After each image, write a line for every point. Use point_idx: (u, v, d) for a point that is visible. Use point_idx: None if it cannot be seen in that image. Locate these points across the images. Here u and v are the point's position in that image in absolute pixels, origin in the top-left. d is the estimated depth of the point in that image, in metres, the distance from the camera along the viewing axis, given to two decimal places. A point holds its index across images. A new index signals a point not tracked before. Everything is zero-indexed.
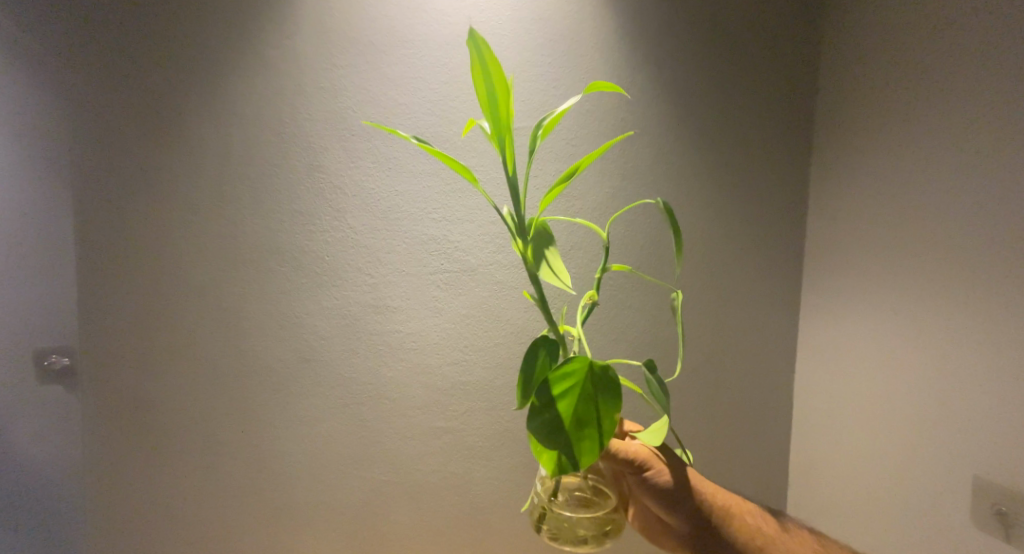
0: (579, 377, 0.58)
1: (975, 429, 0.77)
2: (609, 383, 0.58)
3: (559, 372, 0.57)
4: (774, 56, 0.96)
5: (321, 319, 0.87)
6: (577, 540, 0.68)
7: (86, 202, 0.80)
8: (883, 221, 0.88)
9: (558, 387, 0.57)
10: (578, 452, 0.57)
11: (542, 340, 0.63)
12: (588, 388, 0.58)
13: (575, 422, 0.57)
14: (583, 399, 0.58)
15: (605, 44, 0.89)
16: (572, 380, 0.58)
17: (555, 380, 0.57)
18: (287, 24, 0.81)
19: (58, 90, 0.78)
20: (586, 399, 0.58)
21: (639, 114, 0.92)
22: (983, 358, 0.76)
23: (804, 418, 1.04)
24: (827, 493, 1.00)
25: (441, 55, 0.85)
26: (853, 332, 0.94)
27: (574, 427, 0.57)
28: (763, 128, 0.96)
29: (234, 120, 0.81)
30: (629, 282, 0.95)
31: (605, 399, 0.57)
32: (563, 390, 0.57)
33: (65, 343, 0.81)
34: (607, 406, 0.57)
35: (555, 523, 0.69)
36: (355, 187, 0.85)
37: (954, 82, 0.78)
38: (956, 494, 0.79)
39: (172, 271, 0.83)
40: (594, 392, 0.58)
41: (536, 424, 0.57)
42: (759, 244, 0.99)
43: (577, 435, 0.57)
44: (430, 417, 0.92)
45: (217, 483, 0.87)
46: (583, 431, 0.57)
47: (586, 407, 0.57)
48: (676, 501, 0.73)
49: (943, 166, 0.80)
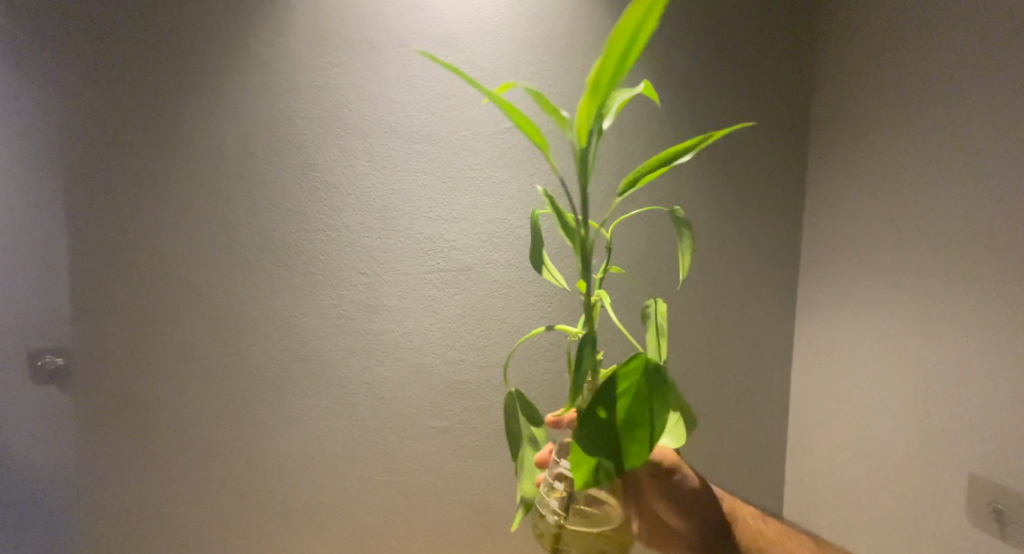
0: (636, 376, 0.51)
1: (973, 428, 0.77)
2: (665, 386, 0.51)
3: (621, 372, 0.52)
4: (771, 55, 0.96)
5: (315, 319, 0.86)
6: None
7: (81, 200, 0.79)
8: (880, 220, 0.88)
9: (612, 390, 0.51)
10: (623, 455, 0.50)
11: (587, 340, 0.56)
12: (643, 389, 0.51)
13: (628, 426, 0.50)
14: (638, 402, 0.51)
15: (602, 42, 0.89)
16: (629, 381, 0.51)
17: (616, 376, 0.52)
18: (281, 22, 0.81)
19: (51, 88, 0.77)
20: (643, 402, 0.51)
21: (636, 112, 0.91)
22: (980, 356, 0.76)
23: (801, 416, 1.04)
24: (824, 492, 1.00)
25: (436, 52, 0.84)
26: (850, 331, 0.94)
27: (624, 431, 0.50)
28: (761, 126, 0.97)
29: (228, 118, 0.81)
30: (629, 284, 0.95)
31: (658, 400, 0.51)
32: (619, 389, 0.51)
33: (58, 343, 0.81)
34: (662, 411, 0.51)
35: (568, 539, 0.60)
36: (349, 186, 0.85)
37: (949, 80, 0.78)
38: (953, 492, 0.80)
39: (167, 270, 0.82)
40: (650, 395, 0.51)
41: (581, 427, 0.51)
42: (757, 243, 0.99)
43: (625, 437, 0.50)
44: (426, 417, 0.91)
45: (213, 483, 0.87)
46: (634, 433, 0.50)
47: (641, 411, 0.50)
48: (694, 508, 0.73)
49: (939, 164, 0.80)
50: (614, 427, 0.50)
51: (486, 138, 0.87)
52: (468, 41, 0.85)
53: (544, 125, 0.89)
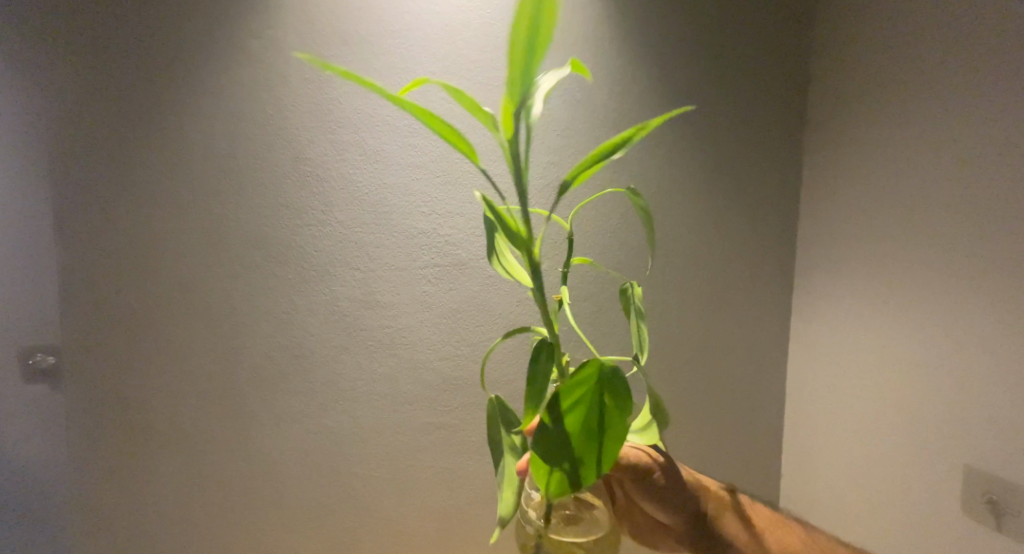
0: (589, 385, 0.50)
1: (970, 420, 0.76)
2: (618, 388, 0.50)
3: (571, 380, 0.50)
4: (767, 48, 0.95)
5: (309, 316, 0.86)
6: None
7: (72, 198, 0.78)
8: (875, 213, 0.88)
9: (563, 402, 0.49)
10: (582, 466, 0.49)
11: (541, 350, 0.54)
12: (596, 396, 0.50)
13: (589, 438, 0.49)
14: (591, 411, 0.50)
15: (596, 32, 0.88)
16: (583, 389, 0.50)
17: (567, 389, 0.49)
18: (270, 15, 0.79)
19: (38, 83, 0.76)
20: (597, 408, 0.50)
21: (631, 103, 0.90)
22: (976, 347, 0.75)
23: (798, 410, 1.04)
24: (821, 485, 1.00)
25: (429, 44, 0.84)
26: (846, 324, 0.94)
27: (584, 441, 0.49)
28: (756, 120, 0.96)
29: (218, 112, 0.80)
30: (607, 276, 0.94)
31: (610, 404, 0.50)
32: (573, 400, 0.50)
33: (50, 342, 0.80)
34: (615, 412, 0.50)
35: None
36: (342, 180, 0.84)
37: (947, 69, 0.77)
38: (947, 484, 0.80)
39: (160, 266, 0.81)
40: (607, 401, 0.50)
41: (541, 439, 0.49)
42: (753, 236, 0.99)
43: (582, 447, 0.49)
44: (422, 413, 0.91)
45: (210, 481, 0.87)
46: (592, 442, 0.49)
47: (600, 420, 0.50)
48: (673, 499, 0.72)
49: (935, 155, 0.79)
50: (571, 438, 0.49)
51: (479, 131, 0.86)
52: (461, 32, 0.84)
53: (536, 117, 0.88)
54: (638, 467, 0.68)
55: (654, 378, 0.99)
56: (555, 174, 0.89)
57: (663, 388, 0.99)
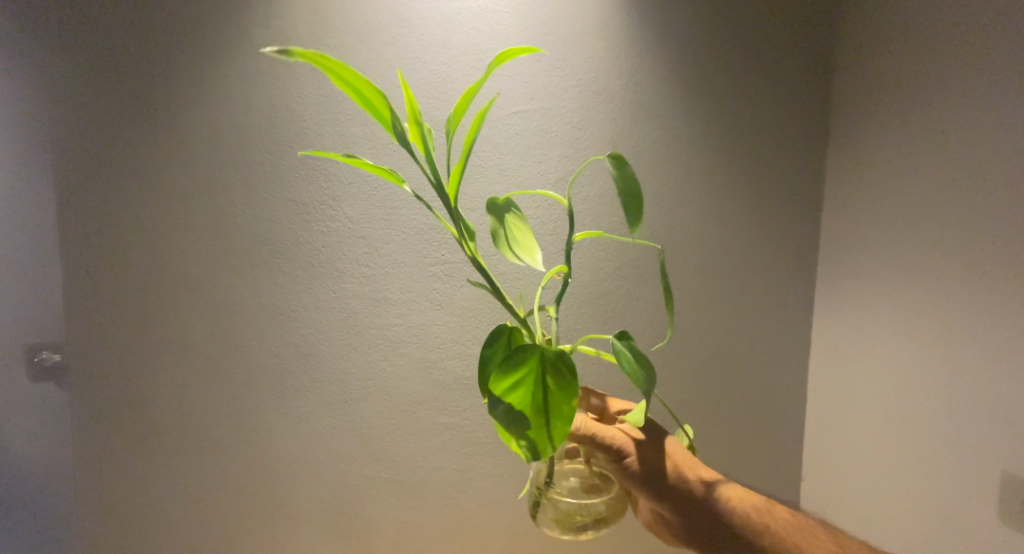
0: (531, 367, 0.52)
1: (1006, 424, 0.73)
2: (565, 371, 0.53)
3: (509, 362, 0.52)
4: (789, 37, 0.92)
5: (319, 314, 0.84)
6: (574, 526, 0.64)
7: (75, 193, 0.76)
8: (902, 208, 0.85)
9: (506, 381, 0.52)
10: (540, 439, 0.52)
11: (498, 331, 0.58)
12: (539, 378, 0.52)
13: (538, 411, 0.52)
14: (536, 389, 0.52)
15: (612, 21, 0.85)
16: (523, 370, 0.52)
17: (505, 370, 0.52)
18: (278, 4, 0.77)
19: (40, 76, 0.74)
20: (541, 389, 0.52)
21: (646, 96, 0.88)
22: (1012, 348, 0.72)
23: (820, 411, 1.01)
24: (844, 488, 0.97)
25: (440, 33, 0.81)
26: (871, 323, 0.91)
27: (534, 415, 0.52)
28: (777, 113, 0.93)
29: (222, 103, 0.78)
30: (621, 274, 0.91)
31: (556, 386, 0.52)
32: (513, 382, 0.52)
33: (54, 339, 0.78)
34: (564, 392, 0.52)
35: (557, 513, 0.63)
36: (351, 175, 0.82)
37: (981, 57, 0.74)
38: (981, 492, 0.76)
39: (166, 261, 0.79)
40: (550, 380, 0.53)
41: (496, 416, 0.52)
42: (773, 232, 0.96)
43: (534, 423, 0.52)
44: (431, 414, 0.89)
45: (217, 479, 0.85)
46: (542, 419, 0.52)
47: (545, 396, 0.52)
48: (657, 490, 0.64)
49: (968, 148, 0.76)
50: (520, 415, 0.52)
51: (492, 123, 0.84)
52: (473, 20, 0.82)
53: (549, 108, 0.85)
54: (609, 445, 0.64)
55: (669, 378, 0.96)
56: (568, 169, 0.87)
57: (677, 387, 0.96)
